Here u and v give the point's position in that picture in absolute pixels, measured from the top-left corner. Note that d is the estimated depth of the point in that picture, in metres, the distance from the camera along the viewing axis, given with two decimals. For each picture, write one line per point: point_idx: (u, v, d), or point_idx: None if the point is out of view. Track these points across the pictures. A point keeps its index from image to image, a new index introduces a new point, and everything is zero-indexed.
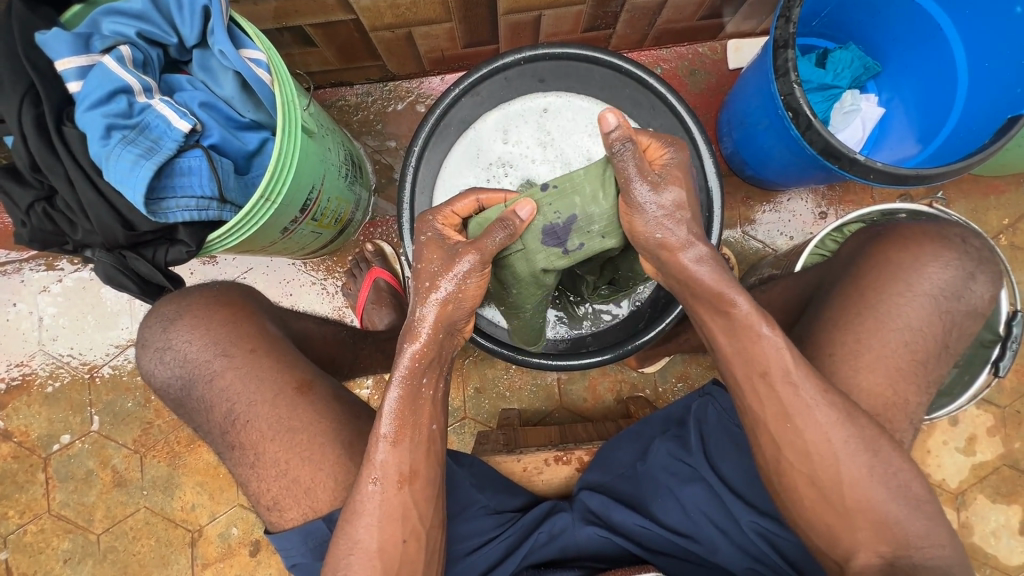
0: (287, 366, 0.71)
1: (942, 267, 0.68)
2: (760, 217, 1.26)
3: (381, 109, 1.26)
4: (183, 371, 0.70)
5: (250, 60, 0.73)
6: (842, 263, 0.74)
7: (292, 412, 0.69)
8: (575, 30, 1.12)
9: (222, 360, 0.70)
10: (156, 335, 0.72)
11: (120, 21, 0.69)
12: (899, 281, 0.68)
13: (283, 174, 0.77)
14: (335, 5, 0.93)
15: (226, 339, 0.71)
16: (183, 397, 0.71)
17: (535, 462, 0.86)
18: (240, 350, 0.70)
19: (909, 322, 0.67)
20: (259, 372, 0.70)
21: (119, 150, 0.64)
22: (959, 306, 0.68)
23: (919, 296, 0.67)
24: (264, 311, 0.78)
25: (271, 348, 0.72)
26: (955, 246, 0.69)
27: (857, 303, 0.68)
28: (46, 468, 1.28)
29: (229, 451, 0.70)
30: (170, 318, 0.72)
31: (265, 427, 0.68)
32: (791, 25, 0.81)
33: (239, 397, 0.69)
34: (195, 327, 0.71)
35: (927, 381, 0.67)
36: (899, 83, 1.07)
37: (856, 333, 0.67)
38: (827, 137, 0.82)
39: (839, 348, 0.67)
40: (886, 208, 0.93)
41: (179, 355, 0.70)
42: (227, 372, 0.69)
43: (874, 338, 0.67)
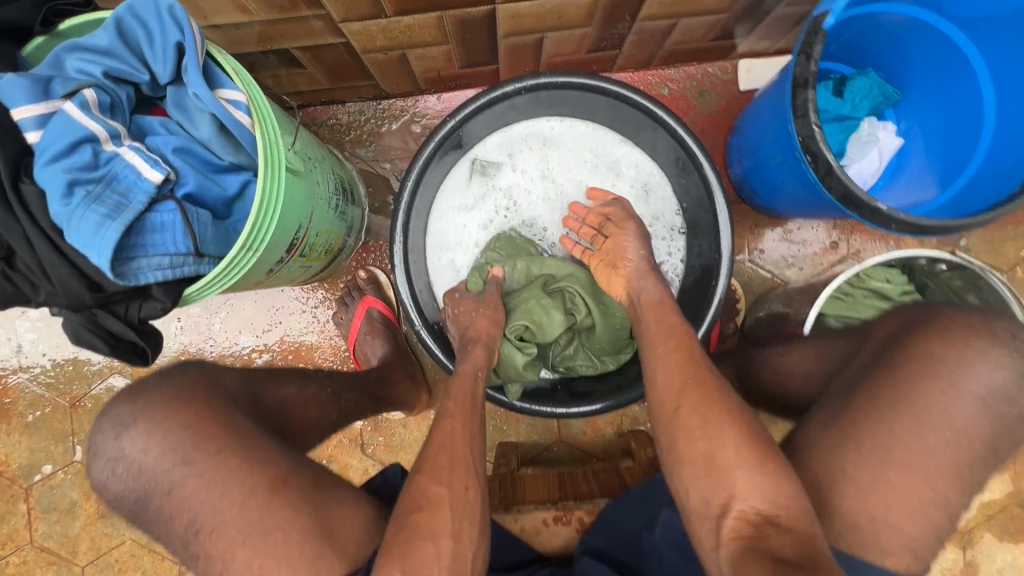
0: (252, 467, 0.65)
1: (993, 366, 0.60)
2: (768, 246, 1.21)
3: (375, 129, 1.20)
4: (137, 483, 0.65)
5: (228, 100, 0.68)
6: (877, 345, 0.68)
7: (266, 512, 0.63)
8: (580, 50, 1.05)
9: (183, 469, 0.64)
10: (109, 444, 0.66)
11: (85, 58, 0.63)
12: (940, 375, 0.60)
13: (266, 222, 0.73)
14: (323, 29, 0.86)
15: (186, 446, 0.65)
16: (138, 510, 0.66)
17: (533, 522, 0.82)
18: (202, 454, 0.65)
19: (953, 422, 0.59)
20: (224, 477, 0.64)
21: (81, 210, 0.58)
22: (1011, 410, 0.59)
23: (964, 397, 0.59)
24: (230, 399, 0.72)
25: (237, 449, 0.66)
26: (1008, 345, 0.61)
27: (889, 396, 0.61)
28: (27, 499, 1.24)
29: (194, 561, 0.64)
30: (125, 423, 0.66)
31: (231, 533, 0.63)
32: (812, 63, 0.75)
33: (203, 506, 0.63)
34: (152, 433, 0.65)
35: (970, 482, 0.60)
36: (919, 112, 1.02)
37: (890, 426, 0.60)
38: (847, 184, 0.77)
39: (870, 441, 0.61)
40: (905, 255, 0.88)
41: (133, 466, 0.65)
42: (187, 481, 0.64)
43: (910, 432, 0.60)
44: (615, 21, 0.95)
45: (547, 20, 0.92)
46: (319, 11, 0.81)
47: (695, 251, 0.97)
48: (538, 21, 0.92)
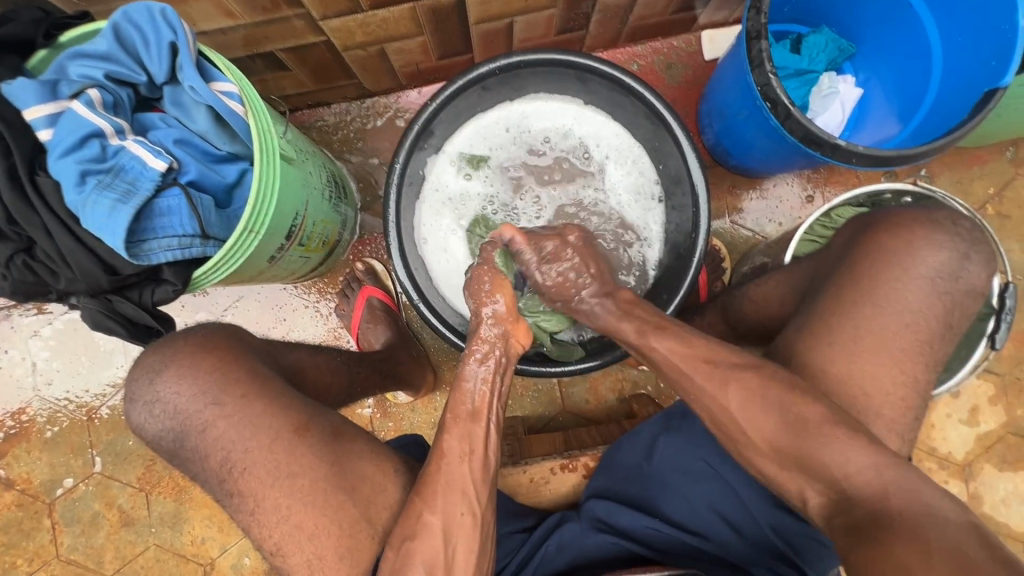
0: (282, 410, 0.68)
1: (937, 249, 0.67)
2: (746, 205, 1.26)
3: (361, 127, 1.25)
4: (173, 423, 0.68)
5: (222, 93, 0.73)
6: (837, 254, 0.74)
7: (290, 456, 0.66)
8: (548, 33, 1.11)
9: (213, 409, 0.67)
10: (144, 389, 0.69)
11: (86, 64, 0.68)
12: (894, 266, 0.67)
13: (265, 205, 0.77)
14: (304, 28, 0.92)
15: (215, 387, 0.68)
16: (177, 449, 0.69)
17: (542, 472, 0.86)
18: (231, 397, 0.67)
19: (907, 305, 0.66)
20: (252, 419, 0.67)
21: (95, 197, 0.63)
22: (957, 287, 0.67)
23: (916, 280, 0.66)
24: (254, 350, 0.75)
25: (264, 392, 0.69)
26: (947, 230, 0.68)
27: (852, 291, 0.67)
28: (51, 514, 1.27)
29: (227, 500, 0.67)
30: (157, 370, 0.70)
31: (262, 474, 0.65)
32: (762, 15, 0.81)
33: (235, 445, 0.66)
34: (182, 378, 0.68)
35: (934, 359, 0.66)
36: (875, 63, 1.08)
37: (855, 320, 0.66)
38: (807, 125, 0.82)
39: (837, 335, 0.67)
40: (871, 190, 0.94)
41: (169, 407, 0.68)
42: (219, 421, 0.67)
43: (872, 324, 0.66)
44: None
45: (515, 4, 0.98)
46: (300, 10, 0.86)
47: (671, 216, 1.03)
48: (505, 6, 0.98)
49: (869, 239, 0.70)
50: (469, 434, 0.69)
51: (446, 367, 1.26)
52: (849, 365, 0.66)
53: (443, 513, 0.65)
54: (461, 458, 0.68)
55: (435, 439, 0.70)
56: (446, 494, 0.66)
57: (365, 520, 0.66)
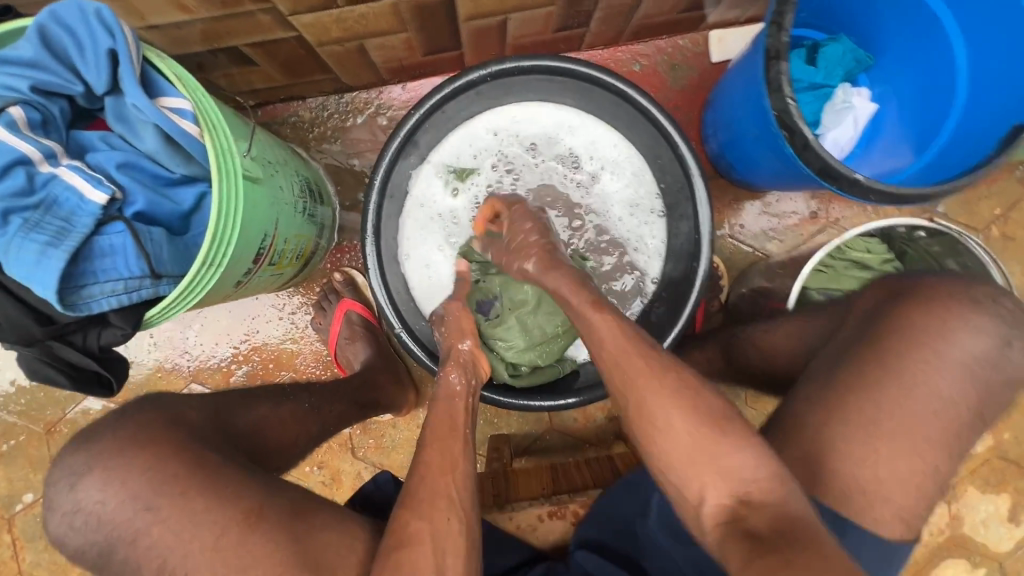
0: (227, 497, 0.61)
1: (973, 333, 0.60)
2: (747, 220, 1.21)
3: (339, 124, 1.15)
4: (97, 535, 0.61)
5: (173, 109, 0.63)
6: (860, 321, 0.67)
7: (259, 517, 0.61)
8: (546, 31, 1.01)
9: (147, 516, 0.60)
10: (64, 496, 0.62)
11: (7, 72, 0.58)
12: (925, 347, 0.60)
13: (227, 235, 0.69)
14: (272, 23, 0.81)
15: (148, 490, 0.61)
16: (103, 562, 0.62)
17: (529, 519, 0.81)
18: (166, 499, 0.61)
19: (941, 394, 0.59)
20: (189, 520, 0.60)
21: (19, 240, 0.54)
22: (995, 376, 0.60)
23: (949, 365, 0.59)
24: (201, 426, 0.68)
25: (205, 484, 0.61)
26: (987, 309, 0.61)
27: (880, 364, 0.61)
28: (11, 529, 1.21)
29: None
30: (78, 474, 0.62)
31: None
32: (784, 33, 0.73)
33: (172, 549, 0.60)
34: (108, 482, 0.61)
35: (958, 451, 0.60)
36: (894, 77, 1.00)
37: (879, 402, 0.59)
38: (825, 157, 0.75)
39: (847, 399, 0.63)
40: (884, 224, 0.87)
41: (91, 516, 0.61)
42: (153, 529, 0.60)
43: (900, 411, 0.59)
44: None
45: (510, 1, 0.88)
46: (265, 4, 0.76)
47: (673, 238, 0.96)
48: (499, 3, 0.88)
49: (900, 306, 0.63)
50: (449, 453, 0.67)
51: (429, 384, 1.20)
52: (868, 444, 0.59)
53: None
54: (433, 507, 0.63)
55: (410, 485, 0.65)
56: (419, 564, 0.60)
57: None
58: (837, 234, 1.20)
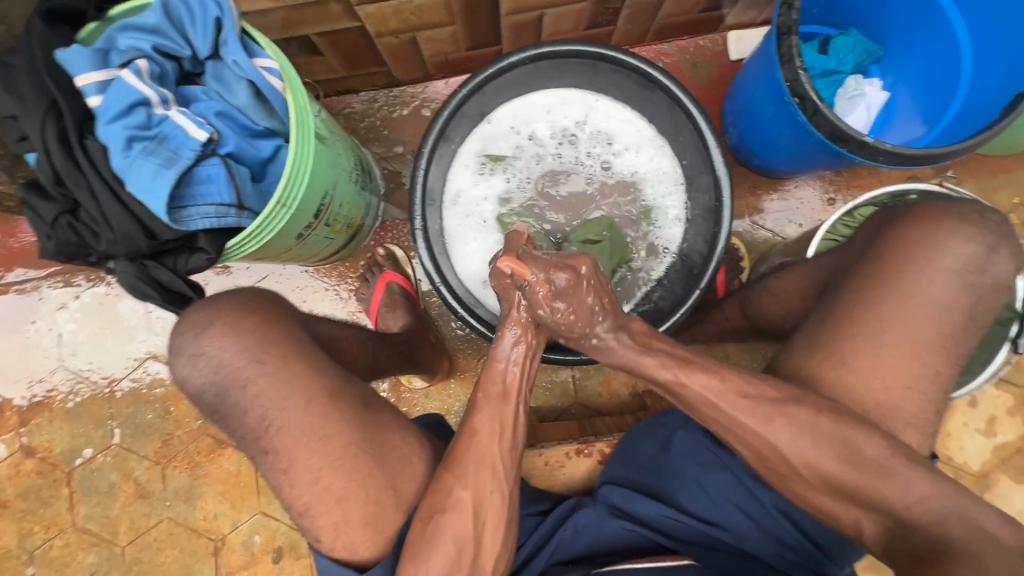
0: (320, 370, 0.69)
1: (961, 241, 0.66)
2: (767, 206, 1.27)
3: (387, 115, 1.28)
4: (216, 377, 0.67)
5: (263, 69, 0.75)
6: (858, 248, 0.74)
7: (324, 418, 0.66)
8: (576, 28, 1.13)
9: (255, 367, 0.67)
10: (189, 342, 0.69)
11: (135, 36, 0.71)
12: (918, 257, 0.66)
13: (298, 180, 0.79)
14: (341, 13, 0.94)
15: (258, 345, 0.68)
16: (218, 404, 0.68)
17: (557, 457, 0.87)
18: (273, 354, 0.68)
19: (933, 297, 0.65)
20: (293, 378, 0.67)
21: (140, 161, 0.65)
22: (982, 279, 0.66)
23: (940, 272, 0.66)
24: (294, 317, 0.75)
25: (303, 354, 0.69)
26: (974, 222, 0.67)
27: (873, 283, 0.68)
28: (69, 483, 1.30)
29: (262, 457, 0.67)
30: (202, 325, 0.69)
31: (297, 434, 0.65)
32: (794, 12, 0.82)
33: (273, 403, 0.66)
34: (227, 333, 0.68)
35: (958, 354, 0.66)
36: (903, 66, 1.08)
37: (876, 310, 0.66)
38: (835, 122, 0.82)
39: (862, 328, 0.67)
40: (895, 190, 0.95)
41: (212, 360, 0.68)
42: (261, 378, 0.67)
43: (895, 315, 0.66)
44: None
45: None
46: None
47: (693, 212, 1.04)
48: None
49: (891, 236, 0.69)
50: (500, 414, 0.69)
51: (461, 355, 1.27)
52: (870, 358, 0.66)
53: (481, 458, 0.67)
54: (490, 438, 0.68)
55: (468, 419, 0.70)
56: (476, 472, 0.67)
57: (389, 489, 0.67)
58: None
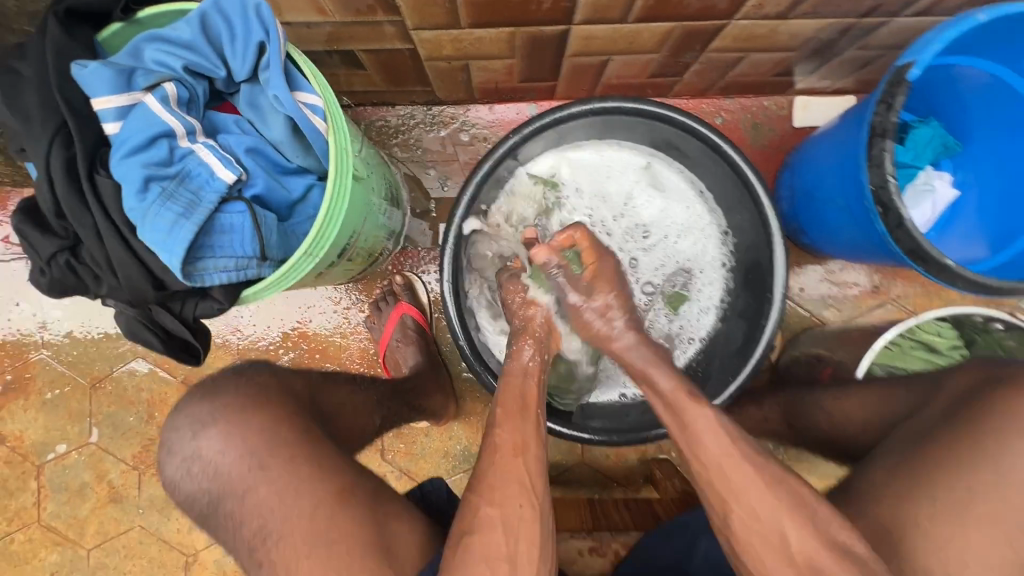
0: (325, 475, 0.62)
1: None
2: (806, 284, 1.20)
3: (422, 134, 1.19)
4: (211, 485, 0.63)
5: (305, 104, 0.67)
6: (943, 412, 0.65)
7: (330, 522, 0.59)
8: (641, 75, 1.04)
9: (257, 474, 0.62)
10: (185, 445, 0.65)
11: (164, 51, 0.62)
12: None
13: (329, 228, 0.71)
14: (393, 35, 0.85)
15: (262, 449, 0.63)
16: (210, 513, 0.63)
17: (568, 552, 0.81)
18: (276, 461, 0.62)
19: None
20: (297, 486, 0.61)
21: (156, 208, 0.57)
22: None
23: None
24: (301, 405, 0.70)
25: (310, 455, 0.63)
26: None
27: (961, 452, 0.60)
28: (39, 477, 1.23)
29: (256, 569, 0.59)
30: (202, 425, 0.66)
31: (298, 542, 0.58)
32: (891, 114, 0.75)
33: (273, 514, 0.59)
34: (228, 440, 0.64)
35: None
36: (980, 167, 1.01)
37: (965, 484, 0.59)
38: (917, 239, 0.76)
39: (944, 499, 0.59)
40: (959, 311, 0.88)
41: (208, 468, 0.64)
42: (261, 487, 0.61)
43: (988, 496, 0.58)
44: (684, 49, 0.94)
45: (617, 44, 0.91)
46: (394, 17, 0.79)
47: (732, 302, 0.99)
48: (608, 44, 0.91)
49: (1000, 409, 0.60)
50: (521, 429, 0.68)
51: (469, 398, 1.20)
52: (953, 537, 0.57)
53: None
54: (512, 452, 0.66)
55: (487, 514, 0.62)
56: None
57: None
58: (896, 311, 1.19)
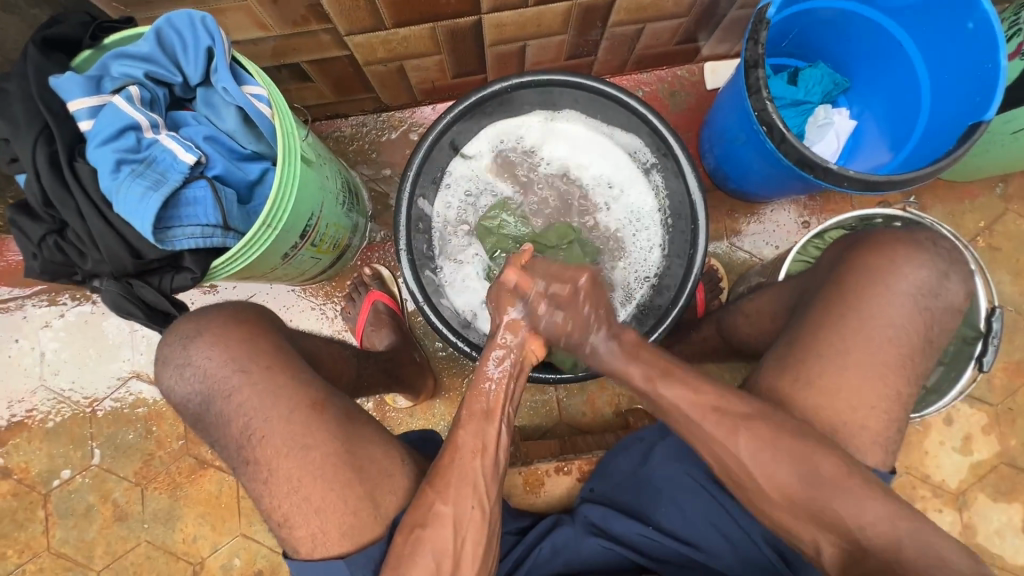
0: (300, 386, 0.70)
1: (919, 268, 0.69)
2: (745, 228, 1.30)
3: (375, 139, 1.31)
4: (202, 387, 0.69)
5: (252, 95, 0.78)
6: (825, 272, 0.76)
7: (307, 429, 0.67)
8: (558, 58, 1.18)
9: (240, 376, 0.69)
10: (176, 353, 0.71)
11: (128, 63, 0.73)
12: (881, 283, 0.69)
13: (284, 202, 0.80)
14: (330, 43, 0.98)
15: (244, 356, 0.70)
16: (202, 413, 0.70)
17: (537, 475, 0.89)
18: (258, 365, 0.69)
19: (892, 319, 0.68)
20: (276, 388, 0.69)
21: (128, 183, 0.67)
22: (936, 304, 0.69)
23: (900, 296, 0.68)
24: (278, 331, 0.77)
25: (287, 366, 0.71)
26: (927, 249, 0.70)
27: (841, 305, 0.70)
28: (46, 505, 1.27)
29: (243, 467, 0.68)
30: (190, 336, 0.71)
31: (279, 443, 0.67)
32: (760, 46, 0.87)
33: (257, 412, 0.67)
34: (216, 343, 0.70)
35: (916, 373, 0.68)
36: (869, 97, 1.13)
37: (842, 332, 0.69)
38: (801, 149, 0.87)
39: (828, 347, 0.69)
40: (863, 214, 1.00)
41: (200, 370, 0.70)
42: (245, 388, 0.68)
43: (858, 337, 0.68)
44: (588, 27, 1.07)
45: (528, 28, 1.04)
46: (327, 25, 0.92)
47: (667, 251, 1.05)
48: (519, 30, 1.04)
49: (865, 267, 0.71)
50: (482, 433, 0.69)
51: (447, 374, 1.28)
52: None
53: (458, 479, 0.66)
54: (473, 455, 0.68)
55: (450, 433, 0.70)
56: (458, 485, 0.66)
57: (365, 504, 0.67)
58: None
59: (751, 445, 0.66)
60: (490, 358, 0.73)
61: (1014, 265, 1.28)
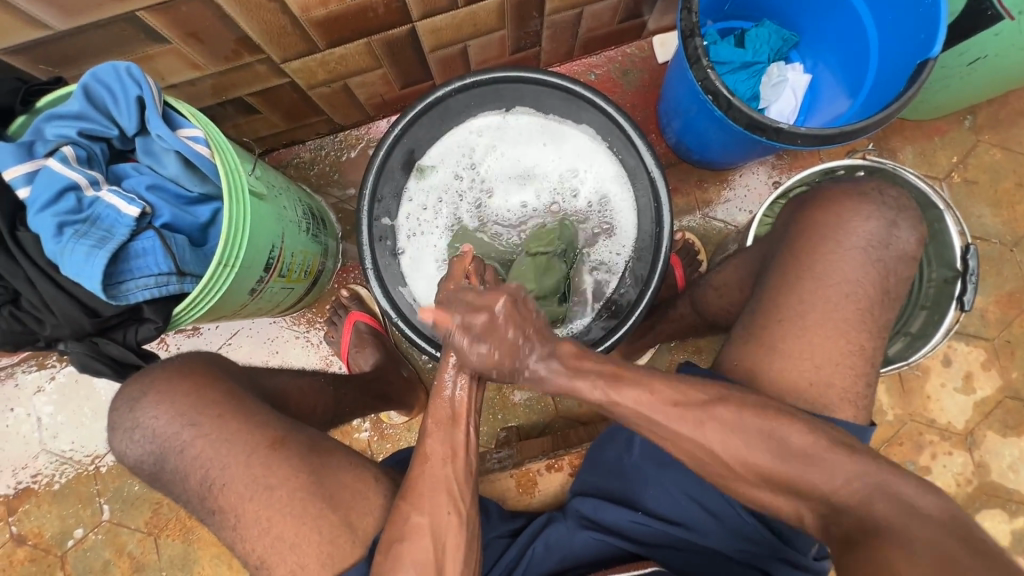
0: (260, 424, 0.71)
1: (865, 219, 0.71)
2: (717, 198, 1.29)
3: (336, 160, 1.30)
4: (154, 446, 0.70)
5: (188, 138, 0.77)
6: (780, 234, 0.78)
7: (268, 469, 0.68)
8: (503, 54, 1.17)
9: (191, 430, 0.69)
10: (124, 416, 0.71)
11: (62, 124, 0.73)
12: (831, 238, 0.71)
13: (238, 240, 0.79)
14: (268, 72, 0.97)
15: (191, 409, 0.70)
16: (158, 471, 0.71)
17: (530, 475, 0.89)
18: (207, 416, 0.70)
19: (845, 276, 0.69)
20: (228, 436, 0.69)
21: (72, 245, 0.68)
22: (888, 253, 0.70)
23: (849, 251, 0.70)
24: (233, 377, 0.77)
25: (238, 411, 0.71)
26: (873, 199, 0.72)
27: (795, 267, 0.72)
28: (64, 566, 1.29)
29: (211, 517, 0.69)
30: (136, 397, 0.71)
31: (240, 489, 0.68)
32: (694, 15, 0.85)
33: (214, 462, 0.68)
34: (159, 403, 0.70)
35: (877, 326, 0.69)
36: (820, 49, 1.12)
37: (799, 295, 0.70)
38: (749, 113, 0.86)
39: (786, 313, 0.70)
40: (825, 167, 0.98)
41: (148, 431, 0.70)
42: (198, 441, 0.69)
43: (815, 297, 0.70)
44: (526, 18, 1.06)
45: (465, 29, 1.03)
46: (260, 55, 0.91)
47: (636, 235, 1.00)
48: (456, 31, 1.03)
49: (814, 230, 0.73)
50: (450, 439, 0.68)
51: None
52: None
53: (430, 493, 0.66)
54: (443, 466, 0.68)
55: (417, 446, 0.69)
56: (431, 497, 0.66)
57: (342, 533, 0.67)
58: None
59: (716, 425, 0.66)
60: (447, 367, 0.69)
61: (992, 196, 1.26)
